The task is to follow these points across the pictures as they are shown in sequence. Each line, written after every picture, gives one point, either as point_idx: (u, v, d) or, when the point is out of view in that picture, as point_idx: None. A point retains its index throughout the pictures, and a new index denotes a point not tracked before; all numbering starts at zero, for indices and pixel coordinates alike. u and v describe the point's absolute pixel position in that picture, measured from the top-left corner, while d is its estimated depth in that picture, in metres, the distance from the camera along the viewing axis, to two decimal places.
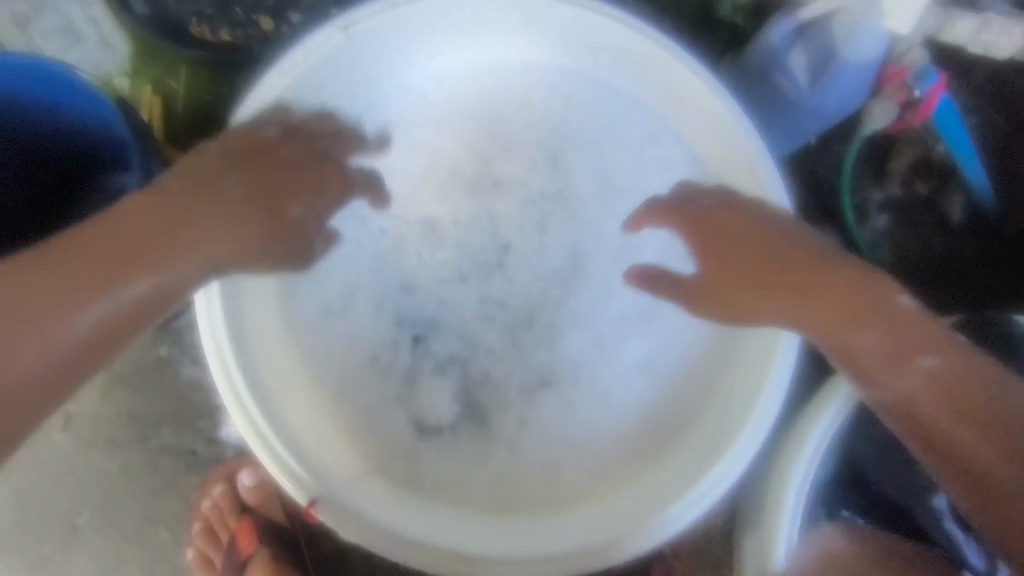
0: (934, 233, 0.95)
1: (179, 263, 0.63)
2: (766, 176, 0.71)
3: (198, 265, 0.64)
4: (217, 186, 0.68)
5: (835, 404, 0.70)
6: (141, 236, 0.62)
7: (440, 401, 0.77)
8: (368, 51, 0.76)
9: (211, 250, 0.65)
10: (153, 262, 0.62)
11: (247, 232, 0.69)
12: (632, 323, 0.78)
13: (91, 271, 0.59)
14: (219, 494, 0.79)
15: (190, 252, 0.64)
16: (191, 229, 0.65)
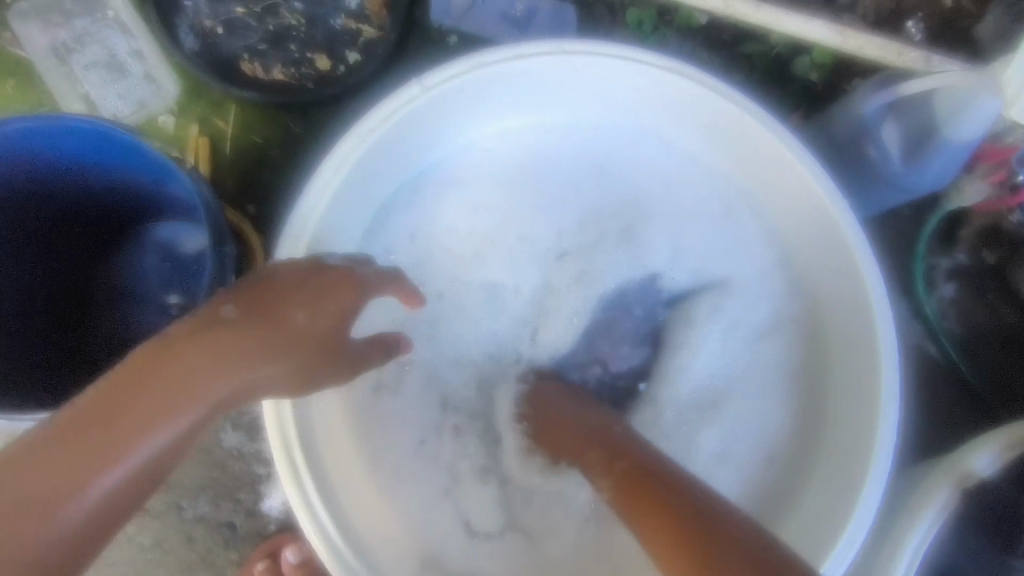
0: (1004, 310, 0.84)
1: (244, 374, 0.51)
2: (866, 268, 0.64)
3: (240, 389, 0.51)
4: (285, 313, 0.54)
5: (928, 516, 0.66)
6: (184, 361, 0.49)
7: (500, 487, 0.73)
8: (437, 117, 0.70)
9: (281, 366, 0.53)
10: (237, 387, 0.51)
11: (294, 357, 0.54)
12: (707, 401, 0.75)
13: (169, 394, 0.47)
14: (262, 572, 0.74)
15: (254, 365, 0.52)
16: (250, 350, 0.51)
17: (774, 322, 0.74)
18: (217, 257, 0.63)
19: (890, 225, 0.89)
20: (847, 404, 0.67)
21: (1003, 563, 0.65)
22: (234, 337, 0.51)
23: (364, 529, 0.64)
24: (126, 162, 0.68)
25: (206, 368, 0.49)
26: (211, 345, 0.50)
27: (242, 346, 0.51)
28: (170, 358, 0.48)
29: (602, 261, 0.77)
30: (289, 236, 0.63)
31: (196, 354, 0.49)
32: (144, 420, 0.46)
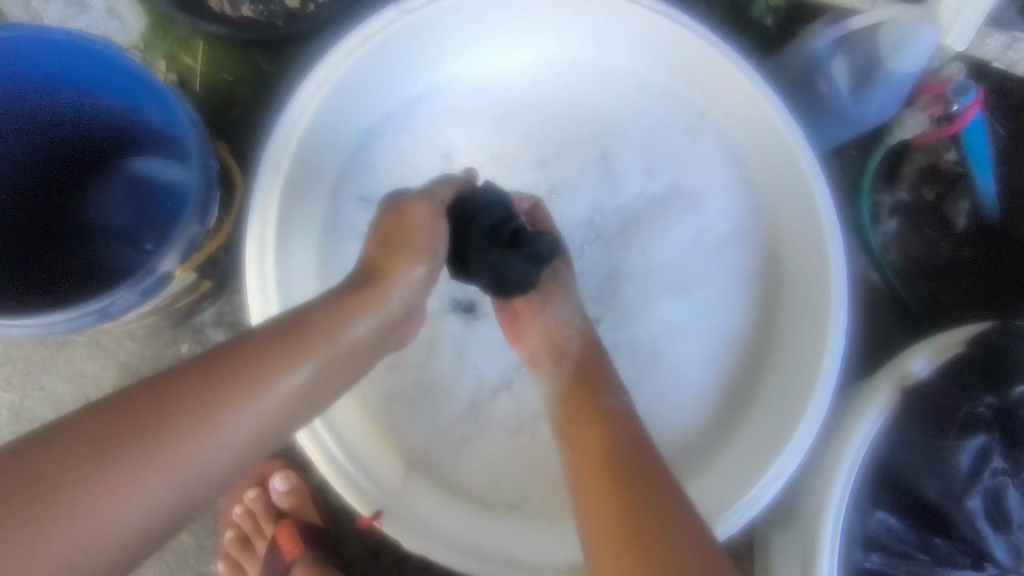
0: (940, 240, 0.91)
1: (346, 336, 0.52)
2: (811, 172, 0.70)
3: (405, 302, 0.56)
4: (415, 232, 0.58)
5: (870, 414, 0.73)
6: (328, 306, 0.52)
7: (464, 404, 0.76)
8: (417, 41, 0.76)
9: (393, 296, 0.55)
10: (344, 365, 0.52)
11: (396, 281, 0.55)
12: (666, 316, 0.80)
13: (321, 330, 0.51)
14: (252, 500, 0.81)
15: (349, 327, 0.52)
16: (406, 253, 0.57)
17: (734, 234, 0.80)
18: (205, 171, 0.61)
19: (839, 162, 0.95)
20: (802, 306, 0.74)
21: (937, 446, 0.69)
22: (336, 313, 0.52)
23: (355, 440, 0.70)
24: (106, 80, 0.69)
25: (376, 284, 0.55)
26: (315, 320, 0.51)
27: (338, 317, 0.52)
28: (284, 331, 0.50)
29: (577, 186, 0.82)
30: (274, 151, 0.69)
31: (300, 329, 0.50)
32: (257, 386, 0.47)
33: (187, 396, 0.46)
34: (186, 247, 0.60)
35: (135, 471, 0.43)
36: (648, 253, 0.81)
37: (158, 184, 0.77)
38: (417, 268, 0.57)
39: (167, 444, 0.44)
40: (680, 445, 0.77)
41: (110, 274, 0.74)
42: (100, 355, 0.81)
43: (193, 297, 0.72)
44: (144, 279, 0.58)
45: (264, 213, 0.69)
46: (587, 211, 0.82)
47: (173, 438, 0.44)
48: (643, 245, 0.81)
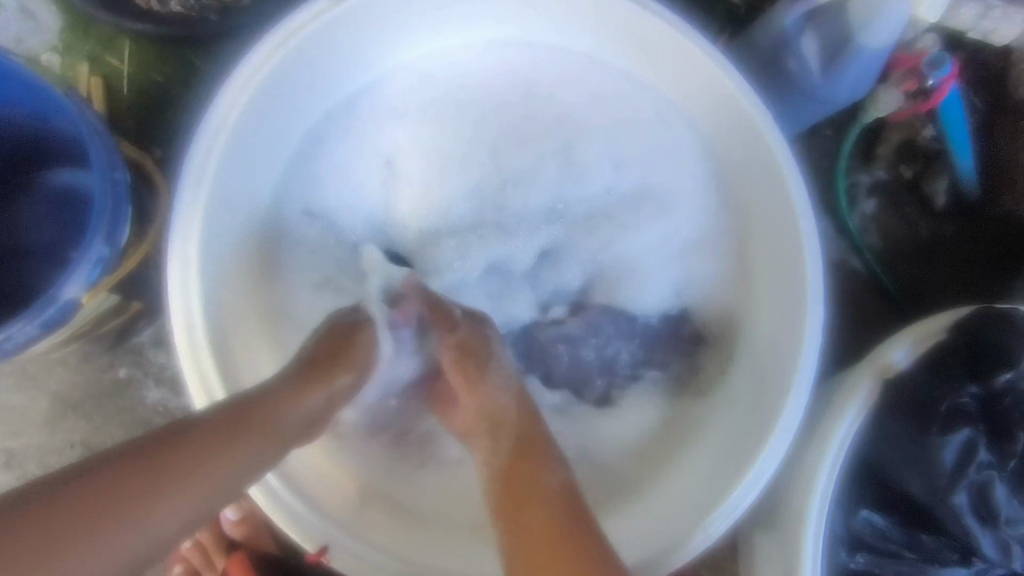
0: (921, 220, 0.87)
1: (290, 418, 0.53)
2: (780, 156, 0.66)
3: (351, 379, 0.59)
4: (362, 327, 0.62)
5: (852, 408, 0.69)
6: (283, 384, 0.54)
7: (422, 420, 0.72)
8: (356, 30, 0.70)
9: (343, 375, 0.58)
10: (286, 446, 0.53)
11: (344, 367, 0.58)
12: (621, 319, 0.75)
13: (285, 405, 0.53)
14: (202, 531, 0.76)
15: (292, 408, 0.53)
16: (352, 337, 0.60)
17: (703, 226, 0.75)
18: (111, 186, 0.56)
19: (814, 144, 0.90)
20: (776, 298, 0.70)
21: (919, 441, 0.66)
22: (283, 394, 0.53)
23: (300, 467, 0.66)
24: (5, 87, 0.63)
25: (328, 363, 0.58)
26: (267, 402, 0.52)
27: (286, 396, 0.53)
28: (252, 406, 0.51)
29: (529, 180, 0.75)
30: (200, 156, 0.63)
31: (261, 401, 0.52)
32: (221, 453, 0.47)
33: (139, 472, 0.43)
34: (94, 270, 0.55)
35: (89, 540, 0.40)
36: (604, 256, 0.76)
37: (76, 198, 0.72)
38: (348, 372, 0.59)
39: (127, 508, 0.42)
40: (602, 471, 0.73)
41: (29, 298, 0.69)
42: (29, 383, 0.75)
43: (120, 318, 0.68)
44: (44, 309, 0.53)
45: (189, 226, 0.64)
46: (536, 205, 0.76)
47: (119, 513, 0.41)
48: (609, 243, 0.75)
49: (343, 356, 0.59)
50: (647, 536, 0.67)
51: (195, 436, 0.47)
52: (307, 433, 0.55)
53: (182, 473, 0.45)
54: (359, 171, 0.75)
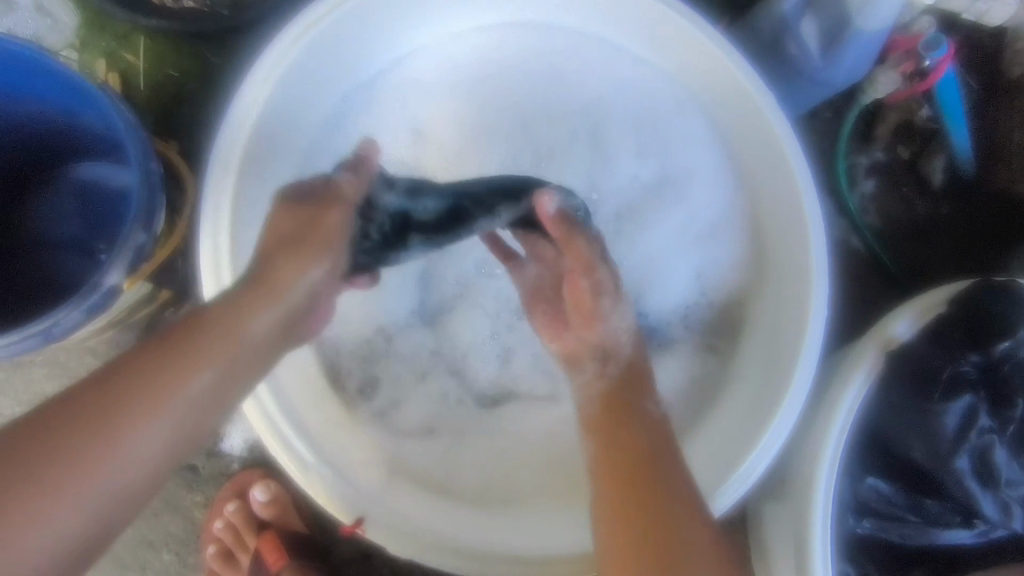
0: (918, 198, 0.90)
1: (245, 332, 0.54)
2: (785, 138, 0.68)
3: (304, 288, 0.60)
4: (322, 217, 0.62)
5: (857, 378, 0.71)
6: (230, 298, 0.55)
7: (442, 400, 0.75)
8: (370, 22, 0.72)
9: (295, 279, 0.59)
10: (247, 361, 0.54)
11: (293, 268, 0.59)
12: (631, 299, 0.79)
13: (233, 313, 0.54)
14: (232, 512, 0.77)
15: (246, 321, 0.54)
16: (301, 240, 0.60)
17: (708, 208, 0.78)
18: (145, 176, 0.58)
19: (815, 126, 0.93)
20: (781, 275, 0.73)
21: (923, 409, 0.68)
22: (234, 312, 0.54)
23: (332, 446, 0.68)
24: (35, 83, 0.65)
25: (274, 273, 0.58)
26: (212, 318, 0.52)
27: (236, 311, 0.54)
28: (194, 325, 0.52)
29: (557, 166, 0.80)
30: (224, 147, 0.65)
31: (206, 314, 0.52)
32: (175, 378, 0.49)
33: (92, 406, 0.46)
34: (133, 257, 0.57)
35: (52, 479, 0.43)
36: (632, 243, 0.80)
37: (103, 192, 0.73)
38: (316, 268, 0.61)
39: (84, 443, 0.45)
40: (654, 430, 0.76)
41: (58, 289, 0.70)
42: (59, 374, 0.78)
43: (151, 308, 0.70)
44: (89, 296, 0.55)
45: (216, 216, 0.66)
46: (568, 194, 0.80)
47: (82, 447, 0.44)
48: (637, 228, 0.80)
49: (298, 251, 0.59)
50: None
51: (145, 363, 0.49)
52: (272, 347, 0.57)
53: (130, 406, 0.47)
54: (393, 155, 0.79)
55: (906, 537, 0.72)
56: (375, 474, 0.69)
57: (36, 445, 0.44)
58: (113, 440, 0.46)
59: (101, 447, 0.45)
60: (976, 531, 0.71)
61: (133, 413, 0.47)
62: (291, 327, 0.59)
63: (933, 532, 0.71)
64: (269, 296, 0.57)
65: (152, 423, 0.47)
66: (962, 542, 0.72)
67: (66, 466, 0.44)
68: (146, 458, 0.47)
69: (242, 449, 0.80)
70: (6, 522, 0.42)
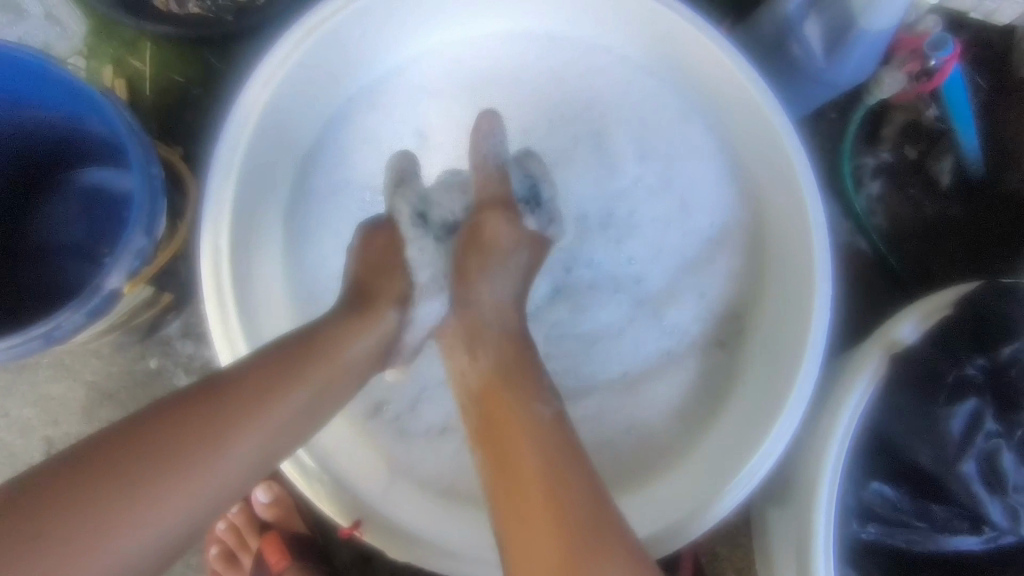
0: (925, 199, 0.89)
1: (344, 357, 0.59)
2: (787, 138, 0.68)
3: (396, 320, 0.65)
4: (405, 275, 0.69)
5: (862, 380, 0.71)
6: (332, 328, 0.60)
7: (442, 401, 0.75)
8: (372, 25, 0.73)
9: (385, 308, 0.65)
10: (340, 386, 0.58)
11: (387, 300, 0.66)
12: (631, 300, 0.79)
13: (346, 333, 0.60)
14: (235, 513, 0.80)
15: (351, 343, 0.60)
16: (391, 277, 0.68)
17: (710, 209, 0.78)
18: (148, 180, 0.58)
19: (819, 127, 0.93)
20: (783, 277, 0.72)
21: (927, 413, 0.68)
22: (332, 337, 0.59)
23: (329, 445, 0.69)
24: (41, 90, 0.66)
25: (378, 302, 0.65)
26: (321, 341, 0.58)
27: (339, 336, 0.60)
28: (302, 350, 0.56)
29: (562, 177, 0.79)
30: (225, 150, 0.66)
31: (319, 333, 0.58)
32: (277, 392, 0.53)
33: (201, 416, 0.50)
34: (135, 261, 0.58)
35: (159, 485, 0.46)
36: (627, 260, 0.79)
37: (108, 196, 0.74)
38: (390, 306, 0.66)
39: (197, 451, 0.48)
40: (643, 449, 0.75)
41: (63, 292, 0.71)
42: (65, 376, 0.79)
43: (153, 311, 0.71)
44: (90, 299, 0.56)
45: (216, 220, 0.66)
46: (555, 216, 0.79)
47: (197, 454, 0.48)
48: (640, 244, 0.79)
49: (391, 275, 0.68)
50: (669, 506, 0.68)
51: (261, 376, 0.53)
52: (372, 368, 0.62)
53: (241, 419, 0.51)
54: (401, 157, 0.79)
55: (913, 543, 0.71)
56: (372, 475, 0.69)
57: (153, 450, 0.47)
58: (215, 456, 0.48)
59: (205, 459, 0.48)
60: (984, 537, 0.69)
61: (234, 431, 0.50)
62: (380, 358, 0.63)
63: (940, 538, 0.70)
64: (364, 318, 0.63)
65: (246, 440, 0.50)
66: (969, 548, 0.70)
67: (181, 470, 0.47)
68: (240, 472, 0.50)
69: None
70: (92, 527, 0.43)
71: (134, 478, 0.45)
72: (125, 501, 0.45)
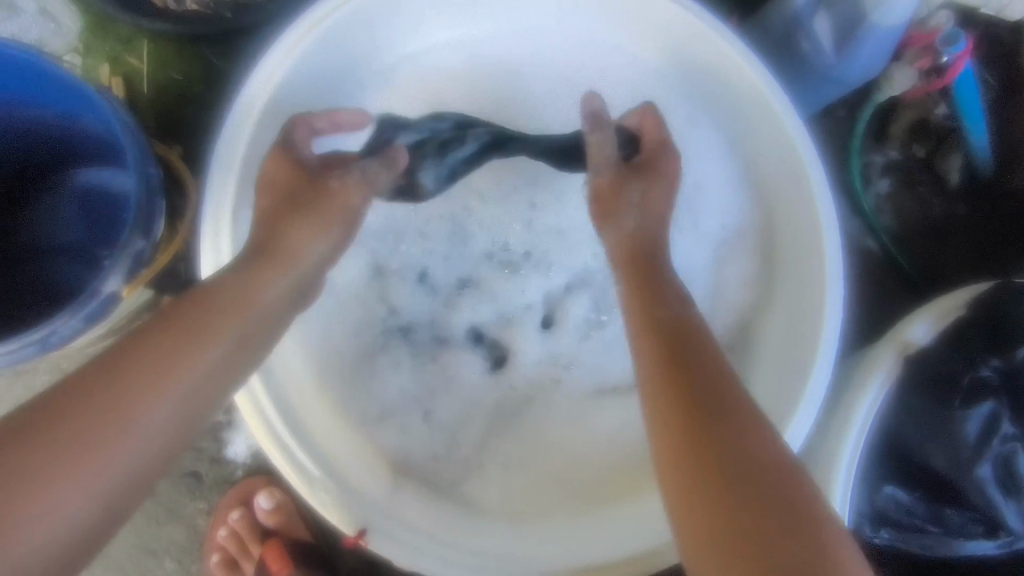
0: (934, 197, 0.88)
1: (257, 301, 0.55)
2: (796, 134, 0.67)
3: (314, 256, 0.61)
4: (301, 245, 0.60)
5: (873, 384, 0.70)
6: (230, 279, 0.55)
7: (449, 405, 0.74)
8: (370, 21, 0.71)
9: (303, 246, 0.60)
10: (253, 328, 0.54)
11: (305, 235, 0.61)
12: None
13: (258, 275, 0.56)
14: (237, 520, 0.77)
15: (264, 284, 0.56)
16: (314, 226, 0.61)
17: (718, 207, 0.76)
18: (144, 180, 0.57)
19: (829, 124, 0.91)
20: (794, 275, 0.71)
21: (941, 416, 0.66)
22: (244, 278, 0.55)
23: (333, 451, 0.68)
24: (35, 90, 0.64)
25: (287, 239, 0.60)
26: (226, 286, 0.54)
27: (247, 277, 0.55)
28: (217, 292, 0.53)
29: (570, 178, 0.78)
30: (225, 149, 0.65)
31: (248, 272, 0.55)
32: (189, 352, 0.49)
33: (91, 390, 0.45)
34: (132, 263, 0.56)
35: (73, 458, 0.42)
36: None
37: (104, 197, 0.73)
38: (319, 241, 0.61)
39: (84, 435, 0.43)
40: None
41: (60, 296, 0.70)
42: (63, 381, 0.77)
43: (152, 315, 0.69)
44: (87, 303, 0.55)
45: (216, 222, 0.65)
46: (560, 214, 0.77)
47: (87, 436, 0.43)
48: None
49: (313, 219, 0.61)
50: None
51: (157, 340, 0.49)
52: (288, 309, 0.58)
53: (123, 392, 0.45)
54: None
55: (926, 547, 0.70)
56: (380, 480, 0.68)
57: (55, 435, 0.43)
58: (118, 426, 0.44)
59: (104, 435, 0.43)
60: (1001, 544, 0.67)
61: (145, 390, 0.46)
62: (298, 295, 0.59)
63: (955, 544, 0.68)
64: (286, 253, 0.59)
65: (155, 406, 0.46)
66: (986, 554, 0.69)
67: (84, 444, 0.43)
68: (155, 439, 0.46)
69: (246, 457, 0.79)
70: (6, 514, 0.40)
71: (42, 456, 0.42)
72: (40, 478, 0.41)
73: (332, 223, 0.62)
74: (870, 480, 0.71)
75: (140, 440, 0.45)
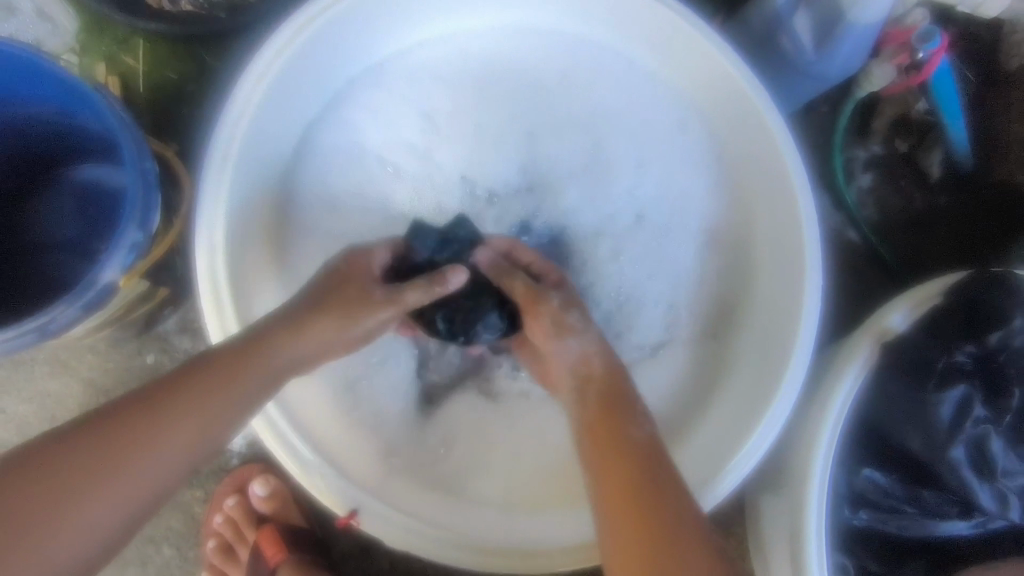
0: (914, 190, 0.90)
1: (274, 360, 0.55)
2: (775, 128, 0.69)
3: (332, 331, 0.58)
4: (322, 316, 0.58)
5: (852, 369, 0.71)
6: (256, 334, 0.56)
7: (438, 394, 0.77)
8: (361, 22, 0.73)
9: (310, 336, 0.57)
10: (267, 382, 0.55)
11: (321, 326, 0.57)
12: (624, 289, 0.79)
13: (280, 331, 0.56)
14: (232, 506, 0.79)
15: (288, 344, 0.56)
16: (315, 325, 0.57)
17: (701, 200, 0.78)
18: (141, 174, 0.59)
19: (811, 120, 0.93)
20: (776, 266, 0.73)
21: (917, 399, 0.68)
22: (267, 333, 0.56)
23: (325, 438, 0.70)
24: (33, 87, 0.66)
25: (311, 313, 0.57)
26: (251, 343, 0.55)
27: (276, 334, 0.56)
28: (241, 349, 0.55)
29: (560, 172, 0.79)
30: (222, 145, 0.67)
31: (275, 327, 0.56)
32: (205, 400, 0.52)
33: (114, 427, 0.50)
34: (128, 254, 0.58)
35: (82, 490, 0.48)
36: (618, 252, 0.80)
37: (101, 192, 0.75)
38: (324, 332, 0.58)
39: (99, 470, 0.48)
40: None
41: (58, 287, 0.72)
42: (61, 372, 0.79)
43: (149, 306, 0.71)
44: (85, 292, 0.57)
45: (211, 217, 0.67)
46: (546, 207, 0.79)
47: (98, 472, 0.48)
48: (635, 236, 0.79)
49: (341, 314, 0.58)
50: None
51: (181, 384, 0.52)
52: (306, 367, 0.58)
53: (136, 433, 0.50)
54: (405, 140, 0.79)
55: (903, 528, 0.72)
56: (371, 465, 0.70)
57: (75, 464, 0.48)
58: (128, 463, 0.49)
59: (113, 474, 0.48)
60: (973, 522, 0.71)
61: (153, 438, 0.50)
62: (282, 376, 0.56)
63: (930, 523, 0.71)
64: (289, 338, 0.56)
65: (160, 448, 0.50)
66: (959, 533, 0.71)
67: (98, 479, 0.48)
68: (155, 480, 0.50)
69: (242, 445, 0.82)
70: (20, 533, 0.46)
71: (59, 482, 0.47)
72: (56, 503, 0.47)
73: (352, 314, 0.58)
74: (850, 463, 0.73)
75: (144, 479, 0.50)
